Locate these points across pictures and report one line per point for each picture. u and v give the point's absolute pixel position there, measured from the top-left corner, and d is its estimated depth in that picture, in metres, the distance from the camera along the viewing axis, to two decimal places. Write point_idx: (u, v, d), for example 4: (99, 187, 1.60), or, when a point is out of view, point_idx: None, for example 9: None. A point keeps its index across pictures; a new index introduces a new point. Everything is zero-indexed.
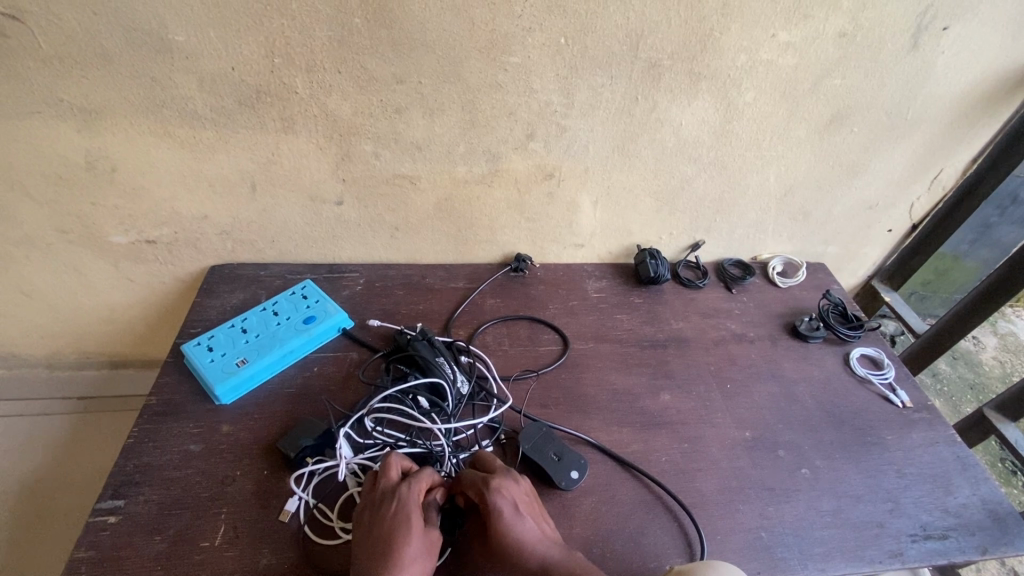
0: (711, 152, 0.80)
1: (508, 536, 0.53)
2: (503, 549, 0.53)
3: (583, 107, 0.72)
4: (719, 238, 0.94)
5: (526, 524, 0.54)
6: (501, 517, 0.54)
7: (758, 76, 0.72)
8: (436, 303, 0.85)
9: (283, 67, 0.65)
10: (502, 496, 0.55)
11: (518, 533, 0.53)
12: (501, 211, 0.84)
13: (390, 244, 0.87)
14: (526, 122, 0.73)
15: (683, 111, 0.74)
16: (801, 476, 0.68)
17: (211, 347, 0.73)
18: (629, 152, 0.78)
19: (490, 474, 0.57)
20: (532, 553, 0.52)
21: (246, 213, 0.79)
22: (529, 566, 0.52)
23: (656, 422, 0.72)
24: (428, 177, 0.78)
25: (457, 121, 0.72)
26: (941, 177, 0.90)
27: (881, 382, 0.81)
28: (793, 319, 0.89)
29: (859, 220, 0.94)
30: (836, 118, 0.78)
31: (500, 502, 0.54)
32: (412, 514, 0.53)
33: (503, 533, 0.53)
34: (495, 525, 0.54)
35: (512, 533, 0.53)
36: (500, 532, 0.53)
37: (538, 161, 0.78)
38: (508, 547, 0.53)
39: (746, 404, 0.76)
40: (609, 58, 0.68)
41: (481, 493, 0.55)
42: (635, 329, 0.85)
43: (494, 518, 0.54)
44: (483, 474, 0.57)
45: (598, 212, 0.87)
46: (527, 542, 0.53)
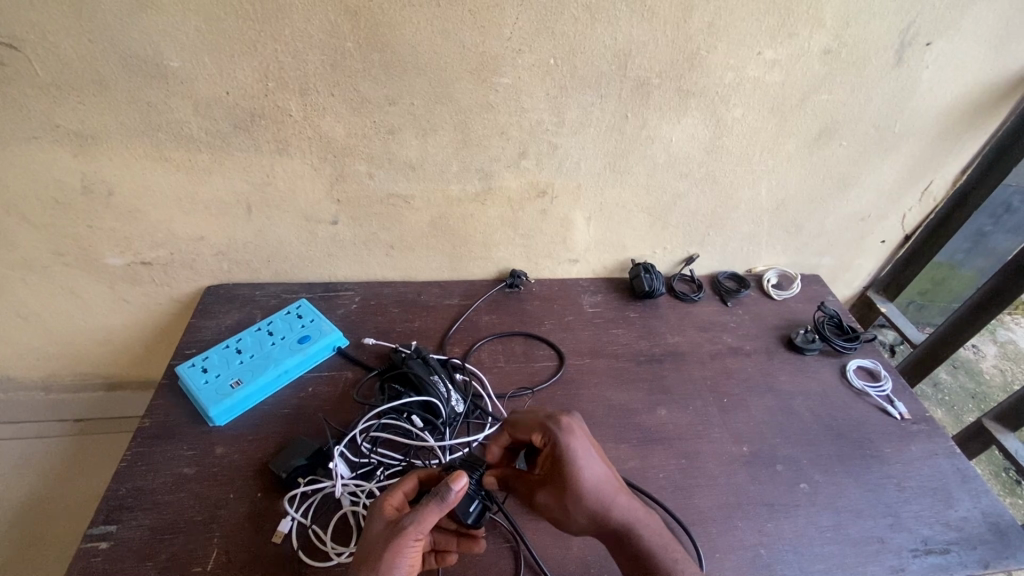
0: (702, 167, 0.80)
1: (580, 492, 0.52)
2: (580, 507, 0.52)
3: (574, 125, 0.73)
4: (714, 251, 0.94)
5: (598, 470, 0.54)
6: (576, 463, 0.53)
7: (746, 93, 0.73)
8: (432, 321, 0.85)
9: (277, 91, 0.66)
10: (574, 439, 0.54)
11: (596, 483, 0.53)
12: (495, 228, 0.85)
13: (386, 262, 0.88)
14: (518, 141, 0.74)
15: (673, 129, 0.75)
16: (799, 491, 0.68)
17: (205, 369, 0.73)
18: (621, 168, 0.79)
19: (559, 418, 0.56)
20: (612, 507, 0.53)
21: (242, 234, 0.80)
22: (609, 524, 0.53)
23: (652, 438, 0.72)
24: (422, 196, 0.79)
25: (450, 140, 0.73)
26: (933, 188, 0.91)
27: (878, 395, 0.80)
28: (789, 331, 0.89)
29: (852, 231, 0.95)
30: (825, 132, 0.79)
31: (575, 445, 0.54)
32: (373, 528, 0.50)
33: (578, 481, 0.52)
34: (570, 484, 0.53)
35: (590, 483, 0.52)
36: (575, 484, 0.52)
37: (531, 178, 0.79)
38: (587, 498, 0.52)
39: (743, 418, 0.75)
40: (598, 77, 0.69)
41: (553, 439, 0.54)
42: (631, 343, 0.85)
43: (568, 464, 0.53)
44: (552, 415, 0.57)
45: (591, 227, 0.88)
46: (608, 494, 0.53)
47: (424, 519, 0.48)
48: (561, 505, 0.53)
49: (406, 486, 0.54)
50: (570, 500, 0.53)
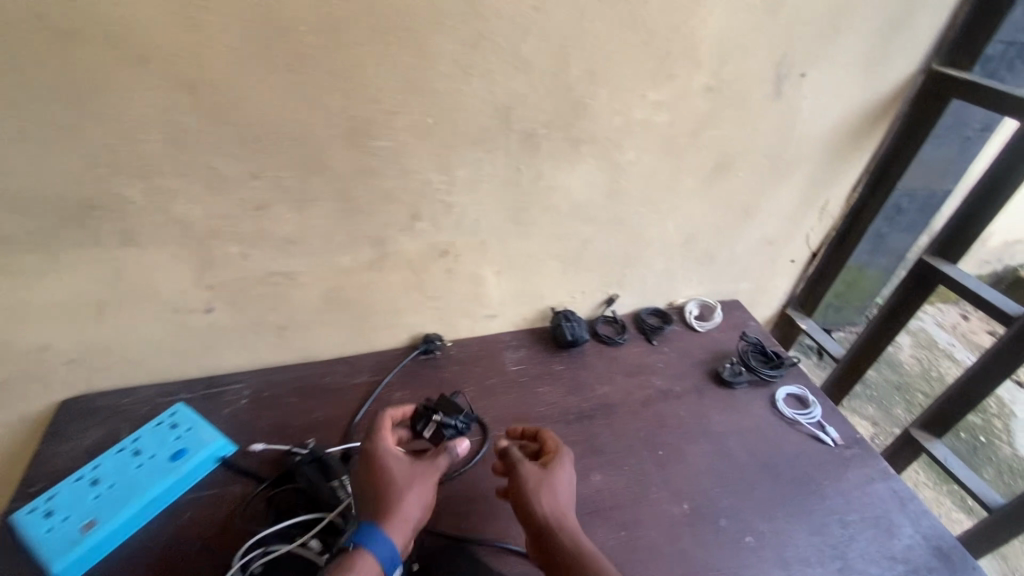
0: (606, 212, 0.78)
1: (551, 479, 0.59)
2: (550, 493, 0.58)
3: (466, 183, 0.69)
4: (633, 290, 0.92)
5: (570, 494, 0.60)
6: (561, 475, 0.60)
7: (637, 136, 0.71)
8: (338, 407, 0.76)
9: (112, 177, 0.56)
10: (569, 467, 0.62)
11: (565, 497, 0.59)
12: (398, 294, 0.78)
13: (280, 345, 0.79)
14: (407, 203, 0.68)
15: (570, 176, 0.72)
16: (745, 546, 0.63)
17: (48, 513, 0.60)
18: (523, 220, 0.75)
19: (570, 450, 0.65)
20: (570, 522, 0.56)
21: (98, 337, 0.69)
22: (563, 529, 0.55)
23: (589, 510, 0.66)
24: (310, 271, 0.71)
25: (331, 210, 0.66)
26: (829, 207, 0.93)
27: (809, 422, 0.79)
28: (716, 365, 0.87)
29: (762, 256, 0.96)
30: (721, 166, 0.79)
31: (566, 465, 0.62)
32: (371, 451, 0.59)
33: (554, 484, 0.59)
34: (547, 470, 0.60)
35: (562, 492, 0.59)
36: (552, 482, 0.59)
37: (430, 240, 0.73)
38: (551, 502, 0.57)
39: (681, 471, 0.71)
40: (483, 132, 0.65)
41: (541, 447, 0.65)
42: (559, 401, 0.80)
43: (557, 467, 0.61)
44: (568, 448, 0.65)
45: (503, 281, 0.83)
46: (567, 512, 0.57)
47: (432, 470, 0.59)
48: (529, 489, 0.58)
49: (401, 416, 0.64)
50: (545, 484, 0.59)
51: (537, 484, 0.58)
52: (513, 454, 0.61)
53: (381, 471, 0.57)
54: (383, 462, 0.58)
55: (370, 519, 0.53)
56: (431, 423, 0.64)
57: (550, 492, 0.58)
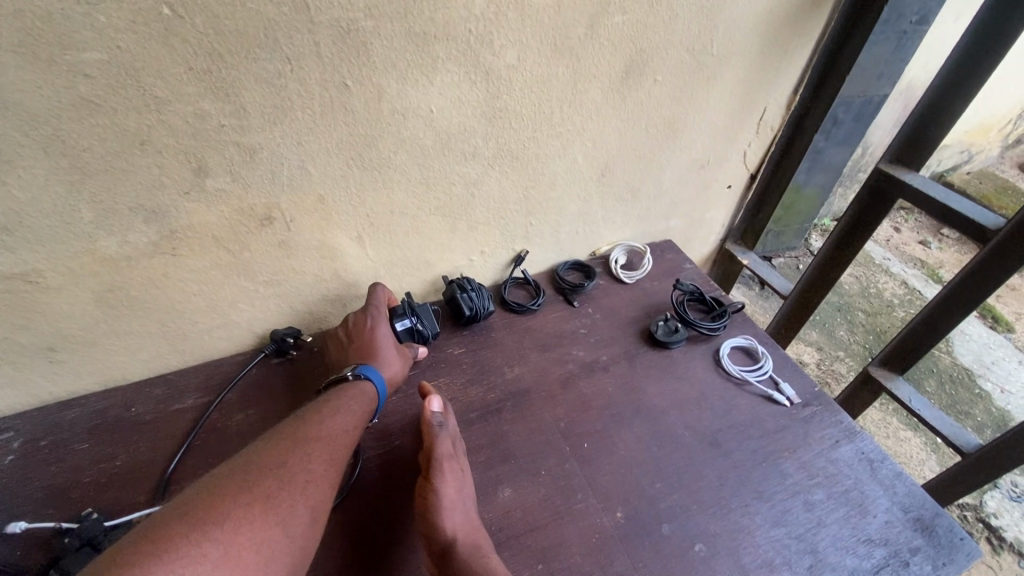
0: (489, 142, 0.58)
1: (462, 497, 0.49)
2: (464, 501, 0.49)
3: (266, 113, 0.46)
4: (543, 243, 0.74)
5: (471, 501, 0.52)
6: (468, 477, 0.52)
7: (512, 26, 0.50)
8: (150, 447, 0.55)
9: None
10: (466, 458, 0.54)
11: (472, 505, 0.50)
12: (216, 283, 0.57)
13: (56, 373, 0.56)
14: (180, 151, 0.46)
15: (425, 94, 0.51)
16: (694, 557, 0.50)
17: None
18: (373, 163, 0.54)
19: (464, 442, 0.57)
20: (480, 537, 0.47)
21: None
22: (473, 550, 0.45)
23: (494, 542, 0.50)
24: (55, 267, 0.48)
25: (48, 173, 0.43)
26: (768, 117, 0.77)
27: (760, 381, 0.66)
28: (649, 322, 0.72)
29: (694, 183, 0.79)
30: (632, 68, 0.60)
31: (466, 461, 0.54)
32: (350, 324, 0.62)
33: (467, 488, 0.50)
34: (463, 483, 0.50)
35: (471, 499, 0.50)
36: (466, 483, 0.50)
37: (237, 204, 0.51)
38: (462, 511, 0.48)
39: (611, 466, 0.56)
40: (268, 29, 0.42)
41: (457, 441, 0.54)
42: (457, 395, 0.62)
43: (463, 462, 0.52)
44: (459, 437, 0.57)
45: (368, 249, 0.62)
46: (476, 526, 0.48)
47: (406, 354, 0.63)
48: (444, 493, 0.47)
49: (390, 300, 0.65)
50: (460, 488, 0.49)
51: (455, 488, 0.49)
52: (440, 448, 0.51)
53: (371, 334, 0.60)
54: (379, 330, 0.60)
55: (358, 362, 0.58)
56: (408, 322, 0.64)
57: (463, 499, 0.49)
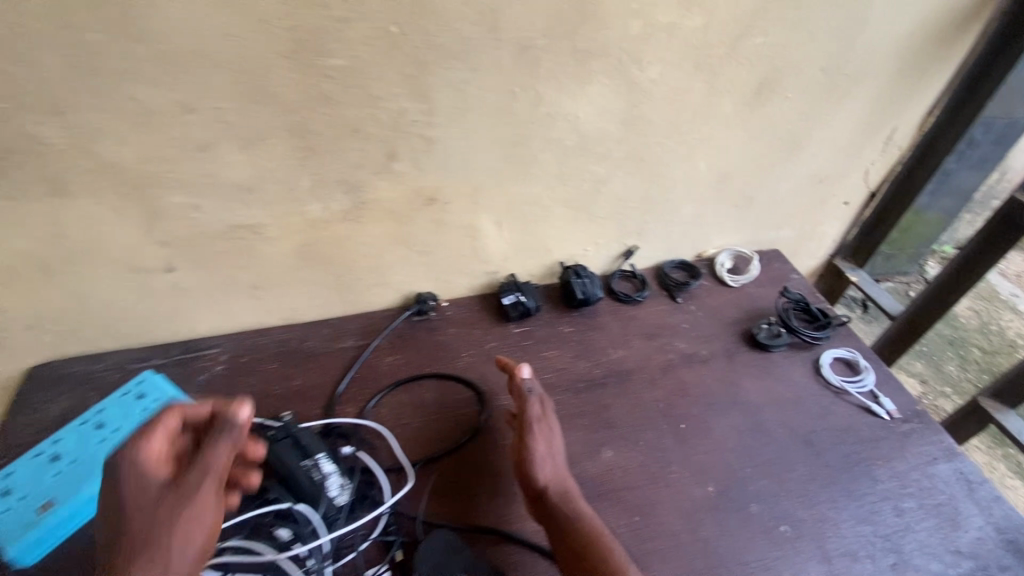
0: (622, 145, 0.65)
1: (551, 451, 0.56)
2: (554, 452, 0.56)
3: (449, 111, 0.56)
4: (655, 239, 0.79)
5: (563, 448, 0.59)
6: (555, 428, 0.59)
7: (662, 46, 0.57)
8: (320, 374, 0.69)
9: (14, 113, 0.47)
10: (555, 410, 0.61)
11: (560, 454, 0.57)
12: (381, 248, 0.68)
13: (255, 307, 0.71)
14: (380, 140, 0.57)
15: (577, 101, 0.59)
16: (779, 536, 0.55)
17: (4, 492, 0.55)
18: (521, 158, 0.63)
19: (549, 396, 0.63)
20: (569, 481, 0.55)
21: (54, 299, 0.62)
22: (562, 494, 0.53)
23: (597, 492, 0.58)
24: (274, 223, 0.62)
25: (289, 151, 0.56)
26: (896, 137, 0.78)
27: (860, 392, 0.68)
28: (751, 325, 0.76)
29: (810, 196, 0.81)
30: (763, 85, 0.65)
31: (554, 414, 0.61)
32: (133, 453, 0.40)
33: (555, 440, 0.58)
34: (552, 439, 0.57)
35: (559, 449, 0.57)
36: (554, 436, 0.58)
37: (411, 184, 0.62)
38: (551, 459, 0.55)
39: (705, 448, 0.62)
40: (465, 45, 0.52)
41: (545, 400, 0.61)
42: (567, 366, 0.70)
43: (552, 417, 0.60)
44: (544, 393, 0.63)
45: (502, 231, 0.71)
46: (563, 470, 0.56)
47: (203, 497, 0.40)
48: (535, 446, 0.56)
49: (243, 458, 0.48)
50: (549, 441, 0.57)
51: (546, 442, 0.56)
52: (530, 410, 0.59)
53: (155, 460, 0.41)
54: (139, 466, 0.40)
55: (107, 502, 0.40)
56: (514, 293, 0.76)
57: (552, 448, 0.57)
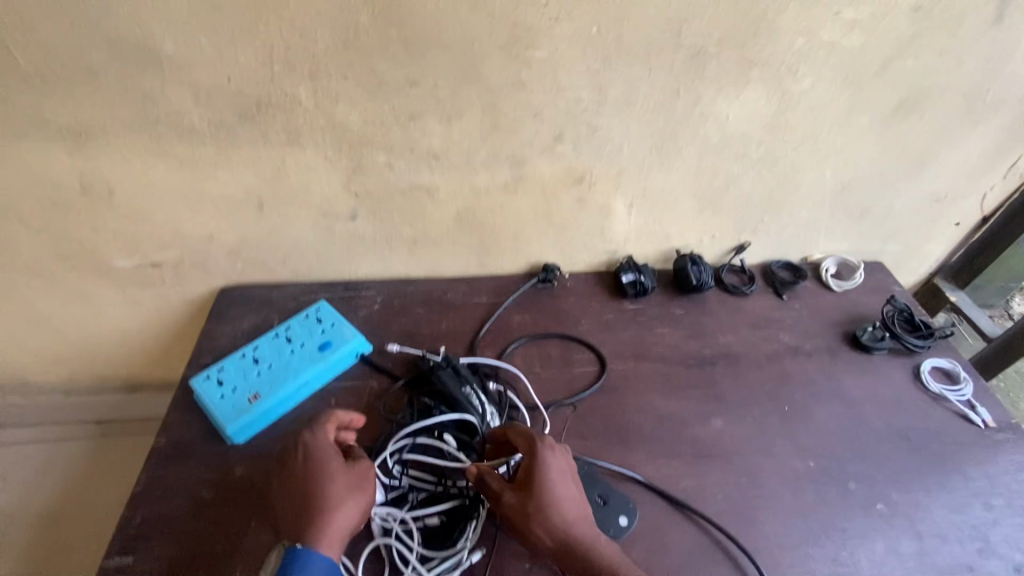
0: (761, 147, 0.71)
1: (552, 522, 0.53)
2: (544, 523, 0.53)
3: (618, 103, 0.64)
4: (767, 239, 0.85)
5: (574, 496, 0.55)
6: (551, 484, 0.54)
7: (818, 61, 0.63)
8: (460, 323, 0.79)
9: (283, 75, 0.59)
10: (552, 452, 0.56)
11: (569, 515, 0.53)
12: (526, 219, 0.77)
13: (408, 259, 0.81)
14: (553, 123, 0.66)
15: (730, 104, 0.66)
16: (875, 513, 0.61)
17: (221, 382, 0.68)
18: (668, 150, 0.70)
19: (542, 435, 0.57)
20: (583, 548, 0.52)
21: (255, 233, 0.74)
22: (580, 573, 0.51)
23: (708, 453, 0.65)
24: (447, 187, 0.71)
25: (478, 126, 0.65)
26: (1021, 165, 0.80)
27: (958, 400, 0.72)
28: (854, 328, 0.81)
29: (924, 214, 0.85)
30: (904, 105, 0.69)
31: (549, 460, 0.55)
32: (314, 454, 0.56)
33: (539, 508, 0.53)
34: (550, 497, 0.53)
35: (553, 514, 0.53)
36: (525, 507, 0.53)
37: (568, 165, 0.70)
38: (550, 531, 0.52)
39: (807, 430, 0.68)
40: (648, 47, 0.60)
41: (537, 448, 0.55)
42: (678, 344, 0.78)
43: (537, 481, 0.54)
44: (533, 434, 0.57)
45: (633, 215, 0.79)
46: (577, 525, 0.53)
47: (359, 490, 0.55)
48: (524, 524, 0.53)
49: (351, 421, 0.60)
50: (541, 514, 0.53)
51: (528, 521, 0.53)
52: (495, 487, 0.54)
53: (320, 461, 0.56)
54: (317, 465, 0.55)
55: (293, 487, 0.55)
56: (633, 271, 0.82)
57: (542, 518, 0.53)
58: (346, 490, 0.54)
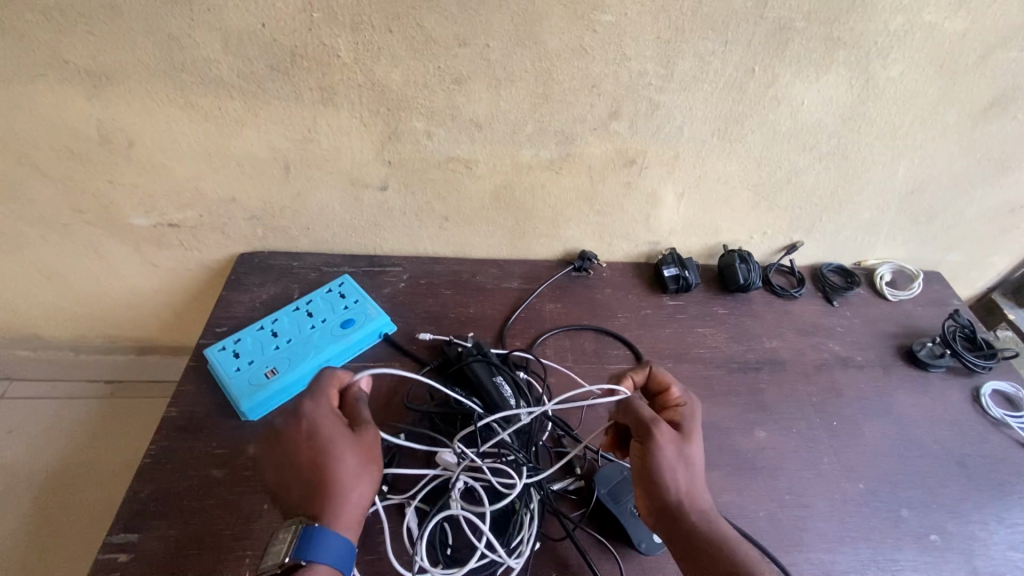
0: (833, 139, 0.65)
1: (692, 467, 0.49)
2: (687, 466, 0.49)
3: (684, 80, 0.59)
4: (822, 240, 0.79)
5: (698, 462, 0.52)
6: (694, 441, 0.51)
7: (912, 45, 0.57)
8: (488, 308, 0.74)
9: (323, 24, 0.53)
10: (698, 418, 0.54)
11: (701, 471, 0.50)
12: (567, 202, 0.72)
13: (438, 236, 0.76)
14: (611, 97, 0.60)
15: (807, 89, 0.60)
16: (930, 544, 0.56)
17: (237, 354, 0.65)
18: (732, 136, 0.64)
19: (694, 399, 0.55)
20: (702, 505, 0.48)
21: (279, 198, 0.69)
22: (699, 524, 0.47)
23: (750, 466, 0.61)
24: (486, 161, 0.66)
25: (527, 95, 0.60)
26: None
27: (1020, 427, 0.67)
28: (909, 342, 0.75)
29: (995, 225, 0.79)
30: (998, 102, 0.63)
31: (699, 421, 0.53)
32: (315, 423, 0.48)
33: (686, 452, 0.49)
34: (688, 450, 0.50)
35: (695, 464, 0.50)
36: (676, 446, 0.49)
37: (620, 145, 0.65)
38: (684, 475, 0.48)
39: (857, 448, 0.64)
40: (727, 17, 0.54)
41: (688, 406, 0.53)
42: (719, 346, 0.73)
43: (687, 430, 0.51)
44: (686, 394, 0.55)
45: (682, 205, 0.73)
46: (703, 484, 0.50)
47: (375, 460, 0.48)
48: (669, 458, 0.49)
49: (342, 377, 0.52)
50: (683, 455, 0.49)
51: (677, 455, 0.49)
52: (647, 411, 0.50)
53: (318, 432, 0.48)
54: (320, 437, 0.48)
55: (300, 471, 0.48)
56: (676, 266, 0.77)
57: (686, 461, 0.49)
58: (357, 457, 0.48)
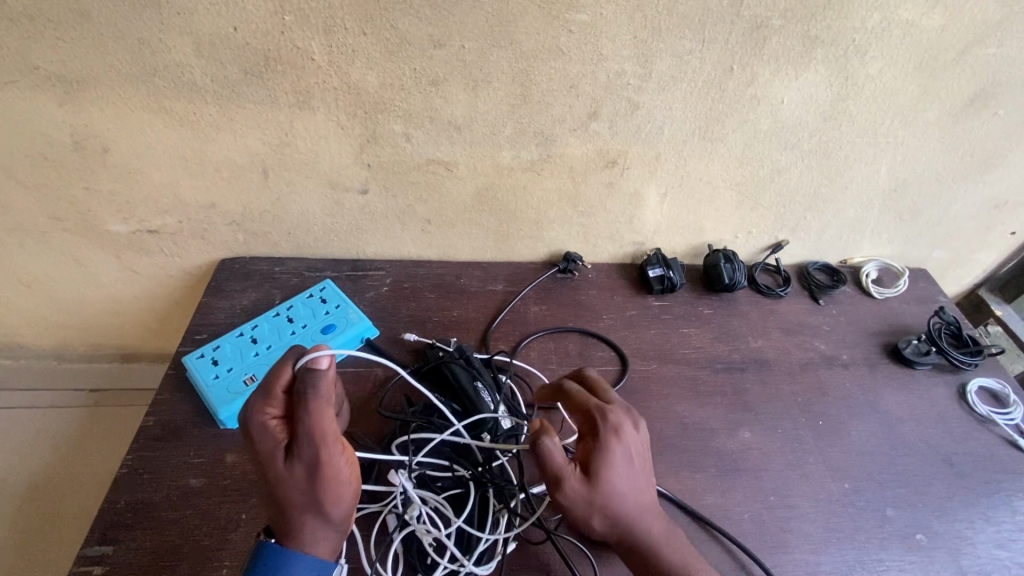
0: (814, 137, 0.65)
1: (614, 504, 0.47)
2: (605, 507, 0.46)
3: (663, 79, 0.58)
4: (807, 238, 0.79)
5: (633, 478, 0.48)
6: (610, 470, 0.47)
7: (890, 42, 0.57)
8: (472, 311, 0.74)
9: (296, 27, 0.53)
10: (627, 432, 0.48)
11: (628, 500, 0.47)
12: (550, 203, 0.71)
13: (421, 239, 0.76)
14: (589, 97, 0.60)
15: (786, 87, 0.60)
16: (915, 543, 0.56)
17: (216, 361, 0.64)
18: (713, 135, 0.64)
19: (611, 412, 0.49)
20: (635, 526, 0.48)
21: (258, 202, 0.68)
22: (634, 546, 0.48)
23: (735, 468, 0.60)
24: (467, 163, 0.66)
25: (505, 96, 0.59)
26: None
27: (1007, 424, 0.67)
28: (895, 340, 0.75)
29: (980, 221, 0.78)
30: (977, 98, 0.63)
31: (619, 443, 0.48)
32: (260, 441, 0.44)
33: (605, 492, 0.46)
34: (604, 472, 0.46)
35: (620, 497, 0.47)
36: (593, 488, 0.46)
37: (600, 145, 0.64)
38: (604, 514, 0.47)
39: (842, 447, 0.63)
40: (703, 16, 0.54)
41: (605, 432, 0.47)
42: (705, 346, 0.72)
43: (603, 462, 0.47)
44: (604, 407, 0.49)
45: (665, 205, 0.73)
46: (634, 510, 0.48)
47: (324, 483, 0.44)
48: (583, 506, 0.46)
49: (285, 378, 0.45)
50: (597, 500, 0.46)
51: (590, 504, 0.46)
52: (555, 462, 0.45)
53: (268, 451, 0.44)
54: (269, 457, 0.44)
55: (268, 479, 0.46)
56: (660, 267, 0.77)
57: (607, 501, 0.46)
58: (304, 482, 0.44)
